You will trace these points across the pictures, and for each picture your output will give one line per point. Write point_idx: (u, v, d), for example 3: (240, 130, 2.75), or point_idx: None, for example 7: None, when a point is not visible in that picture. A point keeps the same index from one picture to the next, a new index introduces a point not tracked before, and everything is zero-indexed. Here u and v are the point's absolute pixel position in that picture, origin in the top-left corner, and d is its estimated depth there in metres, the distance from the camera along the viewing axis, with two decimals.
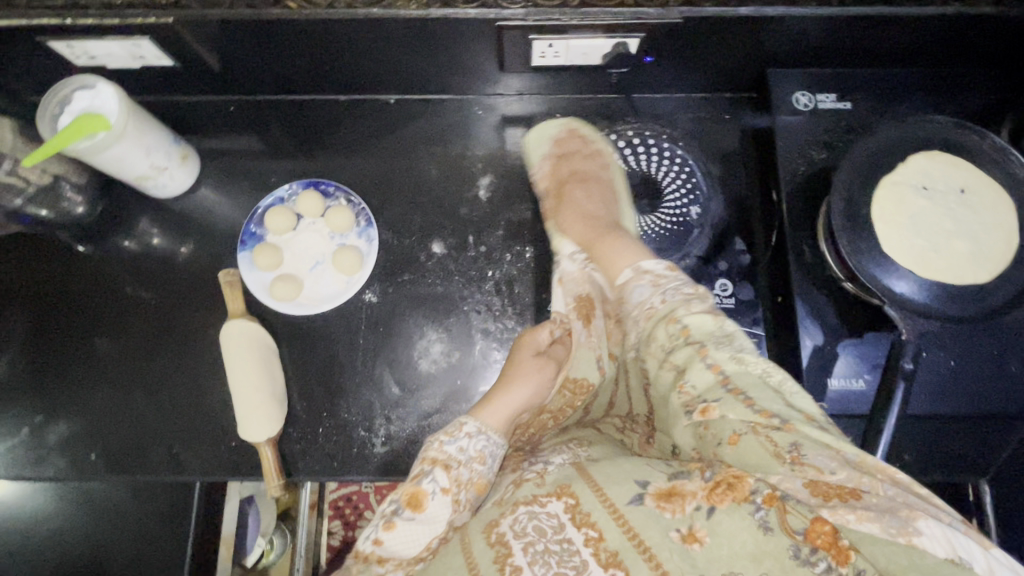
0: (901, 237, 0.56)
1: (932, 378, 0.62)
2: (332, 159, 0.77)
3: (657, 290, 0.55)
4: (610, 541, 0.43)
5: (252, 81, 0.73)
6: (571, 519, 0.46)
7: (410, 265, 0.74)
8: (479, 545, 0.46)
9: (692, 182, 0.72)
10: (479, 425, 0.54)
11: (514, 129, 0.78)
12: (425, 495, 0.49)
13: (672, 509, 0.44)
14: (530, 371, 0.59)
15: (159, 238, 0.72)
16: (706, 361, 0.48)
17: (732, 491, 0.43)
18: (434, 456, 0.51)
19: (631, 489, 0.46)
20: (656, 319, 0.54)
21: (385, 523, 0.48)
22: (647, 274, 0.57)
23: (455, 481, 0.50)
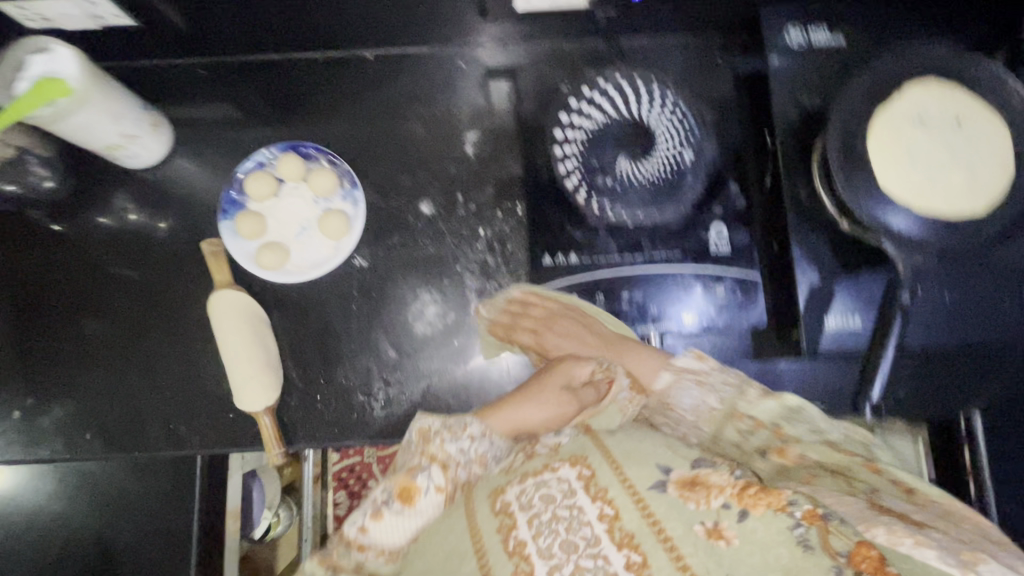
0: (896, 171, 0.56)
1: (934, 314, 0.60)
2: (311, 122, 0.75)
3: (708, 389, 0.60)
4: (627, 522, 0.46)
5: (224, 43, 0.71)
6: (582, 486, 0.49)
7: (399, 227, 0.72)
8: (485, 513, 0.50)
9: (685, 126, 0.67)
10: (483, 428, 0.59)
11: (498, 82, 0.74)
12: (418, 491, 0.55)
13: (696, 500, 0.47)
14: (550, 397, 0.61)
15: (136, 214, 0.74)
16: (787, 439, 0.57)
17: (765, 497, 0.46)
18: (438, 457, 0.56)
19: (653, 475, 0.49)
20: (720, 419, 0.59)
21: (375, 512, 0.54)
22: (692, 374, 0.61)
23: (451, 480, 0.55)
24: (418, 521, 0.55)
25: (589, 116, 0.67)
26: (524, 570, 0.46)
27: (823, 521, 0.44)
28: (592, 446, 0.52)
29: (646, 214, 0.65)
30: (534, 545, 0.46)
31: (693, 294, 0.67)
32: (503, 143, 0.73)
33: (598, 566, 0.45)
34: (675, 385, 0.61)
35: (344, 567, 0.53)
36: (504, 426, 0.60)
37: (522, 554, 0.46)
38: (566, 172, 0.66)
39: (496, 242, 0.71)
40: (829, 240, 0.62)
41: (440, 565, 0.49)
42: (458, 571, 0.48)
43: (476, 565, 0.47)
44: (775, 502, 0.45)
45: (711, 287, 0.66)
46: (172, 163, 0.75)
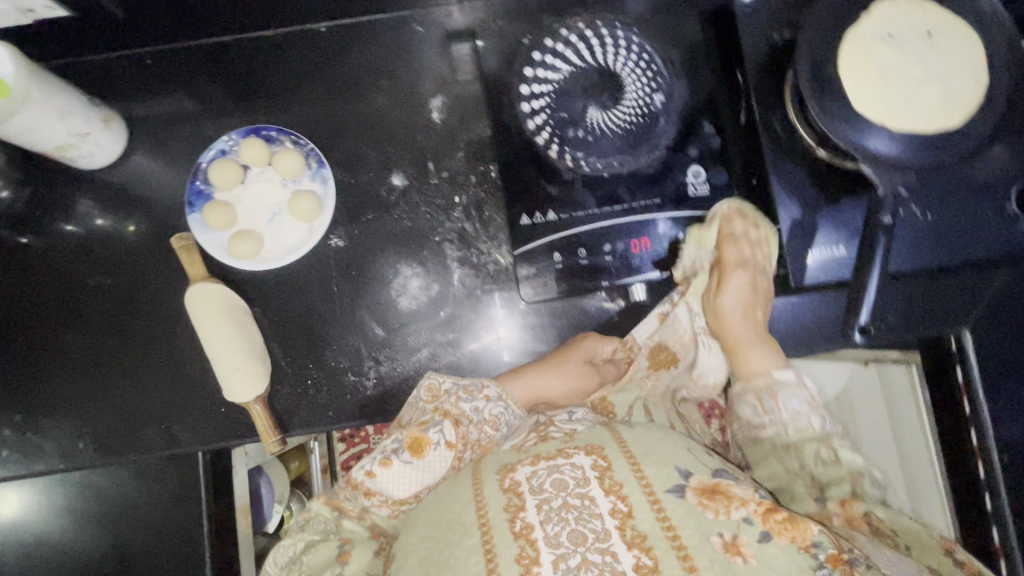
0: (870, 89, 0.55)
1: (913, 235, 0.60)
2: (270, 103, 0.72)
3: (815, 411, 0.58)
4: (640, 523, 0.46)
5: (170, 28, 0.68)
6: (597, 476, 0.49)
7: (372, 202, 0.70)
8: (494, 490, 0.50)
9: (654, 69, 0.65)
10: (499, 392, 0.63)
11: (460, 44, 0.72)
12: (428, 444, 0.58)
13: (716, 509, 0.48)
14: (575, 369, 0.65)
15: (101, 218, 0.72)
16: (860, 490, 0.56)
17: (791, 528, 0.47)
18: (455, 414, 0.60)
19: (673, 479, 0.49)
20: (808, 436, 0.57)
21: (385, 459, 0.58)
22: (807, 389, 0.58)
23: (461, 438, 0.60)
24: (423, 477, 0.58)
25: (554, 68, 0.65)
26: (527, 556, 0.45)
27: (846, 565, 0.46)
28: (609, 438, 0.53)
29: (620, 161, 0.64)
30: (541, 532, 0.46)
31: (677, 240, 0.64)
32: (470, 106, 0.71)
33: (606, 562, 0.44)
34: (783, 388, 0.58)
35: (349, 511, 0.58)
36: (521, 393, 0.64)
37: (528, 539, 0.46)
38: (536, 128, 0.65)
39: (472, 208, 0.69)
40: (807, 170, 0.61)
41: (441, 532, 0.50)
42: (458, 543, 0.48)
43: (478, 541, 0.47)
44: (798, 535, 0.46)
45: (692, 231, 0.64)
46: (131, 160, 0.72)
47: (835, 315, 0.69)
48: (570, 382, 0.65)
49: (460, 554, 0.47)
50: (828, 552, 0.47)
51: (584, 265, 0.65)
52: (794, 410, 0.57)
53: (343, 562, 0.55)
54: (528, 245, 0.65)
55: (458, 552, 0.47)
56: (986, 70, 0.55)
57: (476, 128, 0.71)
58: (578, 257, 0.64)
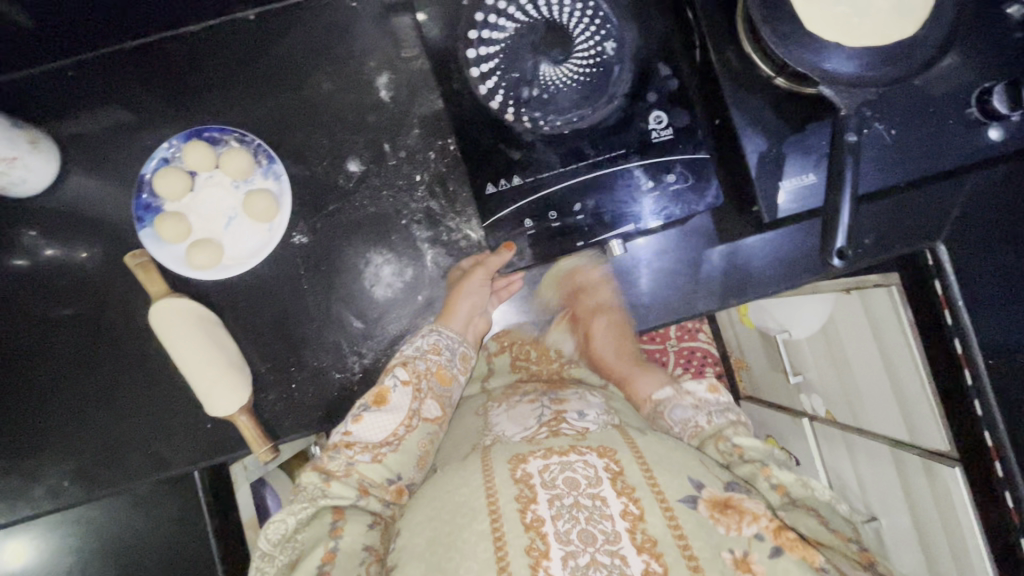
0: (819, 10, 0.53)
1: (876, 153, 0.60)
2: (208, 103, 0.69)
3: (698, 412, 0.69)
4: (651, 528, 0.47)
5: (86, 32, 0.64)
6: (608, 476, 0.50)
7: (331, 192, 0.67)
8: (504, 477, 0.52)
9: (600, 15, 0.63)
10: (433, 325, 0.64)
11: (401, 16, 0.69)
12: (388, 391, 0.60)
13: (728, 524, 0.49)
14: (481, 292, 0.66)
15: (50, 248, 0.68)
16: (774, 482, 0.59)
17: (801, 547, 0.47)
18: (401, 358, 0.62)
19: (684, 489, 0.51)
20: (705, 437, 0.66)
21: (354, 416, 0.59)
22: (689, 397, 0.71)
23: (414, 373, 0.61)
24: (396, 417, 0.60)
25: (500, 27, 0.62)
26: (537, 548, 0.46)
27: None
28: (620, 441, 0.56)
29: (579, 116, 0.62)
30: (553, 526, 0.48)
31: (647, 190, 0.63)
32: (419, 80, 0.69)
33: (615, 564, 0.46)
34: (665, 405, 0.72)
35: (336, 472, 0.58)
36: (451, 319, 0.65)
37: (539, 531, 0.47)
38: (489, 91, 0.63)
39: (436, 186, 0.68)
40: (769, 100, 0.60)
41: (447, 514, 0.51)
42: (466, 527, 0.48)
43: (488, 526, 0.48)
44: (808, 556, 0.47)
45: (661, 177, 0.62)
46: (70, 182, 0.68)
47: (812, 246, 0.68)
48: (477, 296, 0.65)
49: (467, 538, 0.48)
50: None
51: (556, 228, 0.63)
52: (679, 419, 0.70)
53: (337, 536, 0.54)
54: (494, 216, 0.63)
55: (466, 536, 0.48)
56: None
57: (428, 102, 0.68)
58: (550, 220, 0.63)
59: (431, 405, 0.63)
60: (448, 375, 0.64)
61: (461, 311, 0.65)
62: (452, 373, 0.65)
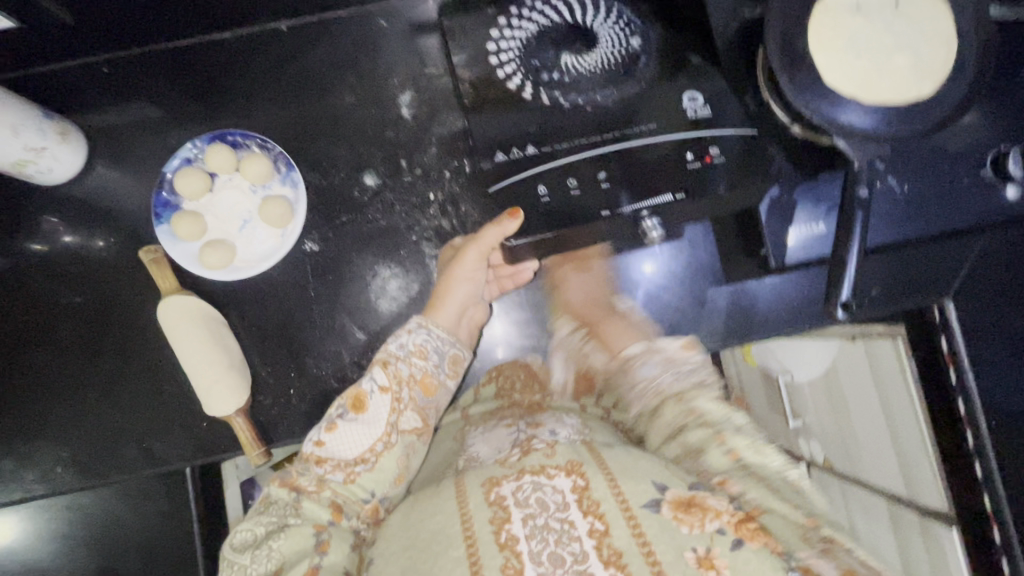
0: (837, 64, 0.54)
1: (890, 206, 0.60)
2: (234, 107, 0.71)
3: (666, 370, 0.62)
4: (617, 539, 0.47)
5: (122, 32, 0.66)
6: (576, 499, 0.50)
7: (346, 203, 0.68)
8: (479, 501, 0.51)
9: (622, 16, 0.63)
10: (420, 322, 0.62)
11: (427, 37, 0.71)
12: (366, 396, 0.58)
13: (690, 523, 0.49)
14: (474, 271, 0.64)
15: (68, 235, 0.70)
16: (727, 447, 0.56)
17: (762, 535, 0.48)
18: (382, 357, 0.60)
19: (648, 494, 0.51)
20: (665, 395, 0.61)
21: (329, 425, 0.57)
22: (658, 352, 0.63)
23: (395, 380, 0.59)
24: (372, 430, 0.58)
25: (520, 27, 0.63)
26: (513, 566, 0.46)
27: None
28: (587, 455, 0.54)
29: (603, 96, 0.59)
30: (527, 545, 0.47)
31: (688, 163, 0.57)
32: (441, 100, 0.70)
33: None
34: (636, 359, 0.64)
35: (308, 488, 0.57)
36: (445, 316, 0.64)
37: (513, 549, 0.47)
38: (507, 75, 0.61)
39: (447, 206, 0.69)
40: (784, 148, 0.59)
41: (423, 543, 0.50)
42: (442, 553, 0.48)
43: (463, 552, 0.48)
44: (767, 542, 0.48)
45: (704, 151, 0.57)
46: (95, 174, 0.70)
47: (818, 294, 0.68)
48: (473, 283, 0.65)
49: (443, 564, 0.47)
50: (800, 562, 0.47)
51: (576, 196, 0.56)
52: (648, 375, 0.63)
53: (322, 552, 0.53)
54: (507, 178, 0.57)
55: (442, 562, 0.48)
56: (955, 37, 0.54)
57: (447, 122, 0.70)
58: (570, 188, 0.56)
59: (410, 417, 0.60)
60: (432, 385, 0.61)
61: (453, 296, 0.64)
62: (438, 381, 0.62)
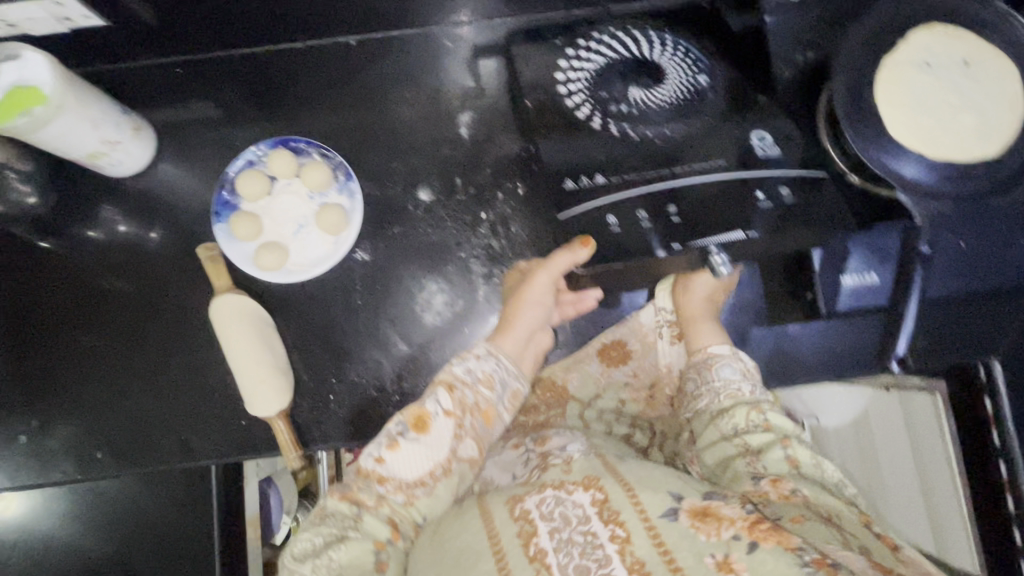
0: (904, 118, 0.54)
1: (945, 260, 0.59)
2: (297, 115, 0.72)
3: (745, 379, 0.66)
4: (639, 547, 0.46)
5: (199, 37, 0.68)
6: (596, 512, 0.50)
7: (399, 216, 0.70)
8: (504, 518, 0.51)
9: (691, 54, 0.64)
10: (488, 348, 0.61)
11: (487, 60, 0.72)
12: (428, 418, 0.57)
13: (707, 532, 0.47)
14: (544, 296, 0.64)
15: (125, 225, 0.71)
16: (786, 452, 0.60)
17: (777, 534, 0.45)
18: (447, 379, 0.59)
19: (665, 503, 0.49)
20: (739, 402, 0.65)
21: (391, 443, 0.56)
22: (741, 360, 0.68)
23: (460, 405, 0.58)
24: (431, 453, 0.57)
25: (589, 59, 0.64)
26: None
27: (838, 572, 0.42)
28: (601, 469, 0.55)
29: (671, 130, 0.60)
30: (555, 558, 0.47)
31: (759, 204, 0.57)
32: (499, 122, 0.71)
33: None
34: (717, 359, 0.68)
35: (367, 503, 0.56)
36: (513, 348, 0.63)
37: (542, 562, 0.47)
38: (575, 105, 0.62)
39: (498, 227, 0.69)
40: (844, 197, 0.58)
41: (452, 562, 0.50)
42: (471, 569, 0.48)
43: (492, 567, 0.47)
44: (784, 539, 0.45)
45: (778, 193, 0.57)
46: (158, 169, 0.72)
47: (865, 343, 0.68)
48: (541, 309, 0.64)
49: None
50: (814, 556, 0.44)
51: (645, 230, 0.56)
52: (725, 379, 0.67)
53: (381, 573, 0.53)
54: (579, 206, 0.58)
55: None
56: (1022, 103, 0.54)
57: (505, 145, 0.71)
58: (639, 220, 0.56)
59: (468, 444, 0.58)
60: (494, 415, 0.60)
61: (521, 321, 0.63)
62: (498, 412, 0.61)
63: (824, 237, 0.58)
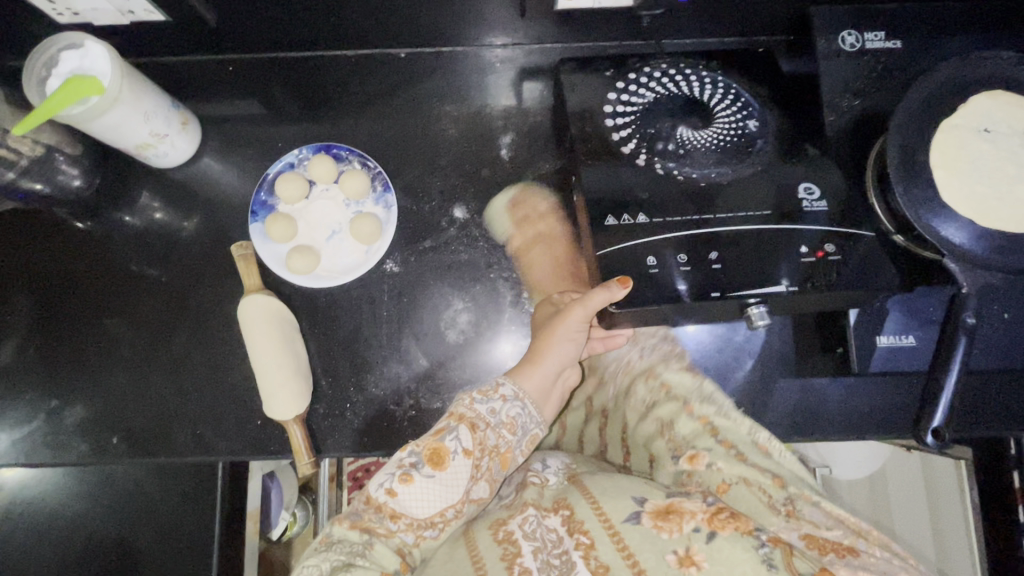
0: (959, 184, 0.53)
1: (993, 333, 0.57)
2: (341, 120, 0.73)
3: (636, 347, 0.72)
4: (603, 553, 0.48)
5: (254, 39, 0.70)
6: (567, 530, 0.51)
7: (432, 230, 0.70)
8: (487, 542, 0.52)
9: (741, 98, 0.64)
10: (515, 390, 0.60)
11: (533, 83, 0.73)
12: (447, 454, 0.55)
13: (670, 529, 0.48)
14: (577, 332, 0.62)
15: (161, 213, 0.73)
16: (694, 416, 0.65)
17: (734, 520, 0.48)
18: (470, 418, 0.57)
19: (629, 507, 0.51)
20: (637, 372, 0.72)
21: (404, 476, 0.54)
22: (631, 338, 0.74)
23: (479, 445, 0.56)
24: (447, 492, 0.55)
25: (638, 94, 0.64)
26: None
27: (786, 545, 0.48)
28: (575, 488, 0.56)
29: (718, 174, 0.60)
30: None
31: (801, 256, 0.57)
32: (540, 146, 0.71)
33: None
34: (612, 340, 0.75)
35: (379, 531, 0.53)
36: (536, 389, 0.61)
37: None
38: (622, 140, 0.62)
39: (528, 250, 0.70)
40: (890, 260, 0.57)
41: None
42: None
43: None
44: (742, 526, 0.48)
45: (822, 247, 0.57)
46: (200, 162, 0.73)
47: (895, 405, 0.66)
48: (572, 345, 0.62)
49: None
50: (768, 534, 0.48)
51: (685, 273, 0.57)
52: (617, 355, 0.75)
53: None
54: (619, 245, 0.58)
55: None
56: None
57: (543, 170, 0.71)
58: (677, 263, 0.57)
59: (481, 486, 0.57)
60: (511, 459, 0.59)
61: (550, 357, 0.61)
62: (515, 457, 0.59)
63: (863, 295, 0.57)
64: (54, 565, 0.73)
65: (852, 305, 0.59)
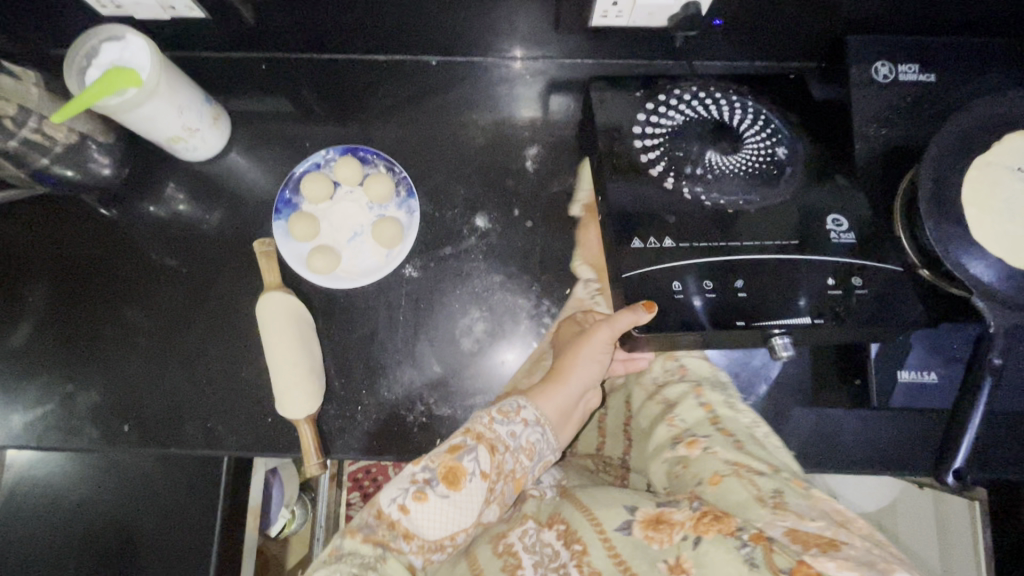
0: (991, 224, 0.52)
1: (1016, 374, 0.56)
2: (369, 124, 0.74)
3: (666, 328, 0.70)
4: (595, 558, 0.52)
5: (288, 39, 0.70)
6: (563, 543, 0.55)
7: (453, 239, 0.70)
8: (488, 555, 0.56)
9: (771, 125, 0.64)
10: (536, 414, 0.59)
11: (560, 96, 0.73)
12: (463, 474, 0.54)
13: (660, 539, 0.50)
14: (600, 352, 0.62)
15: (186, 205, 0.73)
16: (700, 401, 0.62)
17: (718, 522, 0.48)
18: (490, 440, 0.56)
19: (620, 516, 0.53)
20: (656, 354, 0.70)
21: (419, 494, 0.54)
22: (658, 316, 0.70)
23: (497, 469, 0.56)
24: (459, 512, 0.54)
25: (668, 115, 0.64)
26: None
27: (768, 541, 0.46)
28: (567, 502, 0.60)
29: (745, 200, 0.60)
30: None
31: (826, 286, 0.56)
32: (564, 160, 0.72)
33: None
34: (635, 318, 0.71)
35: (391, 547, 0.53)
36: (554, 410, 0.61)
37: None
38: (650, 160, 0.62)
39: (547, 263, 0.69)
40: (919, 295, 0.56)
41: None
42: None
43: None
44: (725, 527, 0.47)
45: (847, 279, 0.56)
46: (228, 157, 0.74)
47: (911, 442, 0.66)
48: (591, 366, 0.62)
49: None
50: (750, 531, 0.47)
51: (710, 298, 0.56)
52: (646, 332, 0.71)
53: None
54: (647, 267, 0.57)
55: None
56: None
57: (566, 184, 0.71)
58: (702, 288, 0.56)
59: (493, 509, 0.57)
60: (524, 481, 0.59)
61: (573, 377, 0.61)
62: (528, 479, 0.60)
63: (887, 329, 0.57)
64: (56, 550, 0.73)
65: (875, 339, 0.58)
